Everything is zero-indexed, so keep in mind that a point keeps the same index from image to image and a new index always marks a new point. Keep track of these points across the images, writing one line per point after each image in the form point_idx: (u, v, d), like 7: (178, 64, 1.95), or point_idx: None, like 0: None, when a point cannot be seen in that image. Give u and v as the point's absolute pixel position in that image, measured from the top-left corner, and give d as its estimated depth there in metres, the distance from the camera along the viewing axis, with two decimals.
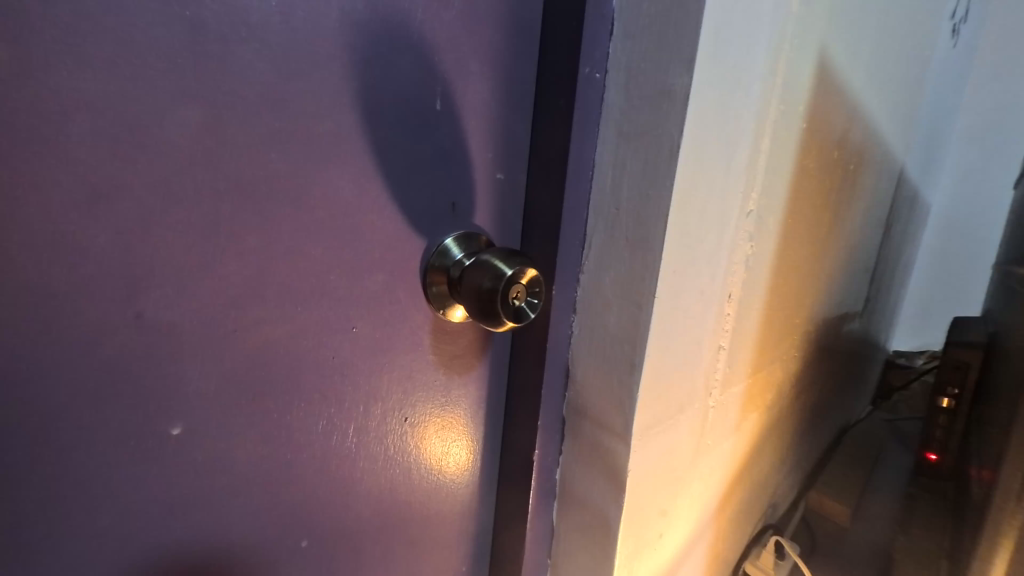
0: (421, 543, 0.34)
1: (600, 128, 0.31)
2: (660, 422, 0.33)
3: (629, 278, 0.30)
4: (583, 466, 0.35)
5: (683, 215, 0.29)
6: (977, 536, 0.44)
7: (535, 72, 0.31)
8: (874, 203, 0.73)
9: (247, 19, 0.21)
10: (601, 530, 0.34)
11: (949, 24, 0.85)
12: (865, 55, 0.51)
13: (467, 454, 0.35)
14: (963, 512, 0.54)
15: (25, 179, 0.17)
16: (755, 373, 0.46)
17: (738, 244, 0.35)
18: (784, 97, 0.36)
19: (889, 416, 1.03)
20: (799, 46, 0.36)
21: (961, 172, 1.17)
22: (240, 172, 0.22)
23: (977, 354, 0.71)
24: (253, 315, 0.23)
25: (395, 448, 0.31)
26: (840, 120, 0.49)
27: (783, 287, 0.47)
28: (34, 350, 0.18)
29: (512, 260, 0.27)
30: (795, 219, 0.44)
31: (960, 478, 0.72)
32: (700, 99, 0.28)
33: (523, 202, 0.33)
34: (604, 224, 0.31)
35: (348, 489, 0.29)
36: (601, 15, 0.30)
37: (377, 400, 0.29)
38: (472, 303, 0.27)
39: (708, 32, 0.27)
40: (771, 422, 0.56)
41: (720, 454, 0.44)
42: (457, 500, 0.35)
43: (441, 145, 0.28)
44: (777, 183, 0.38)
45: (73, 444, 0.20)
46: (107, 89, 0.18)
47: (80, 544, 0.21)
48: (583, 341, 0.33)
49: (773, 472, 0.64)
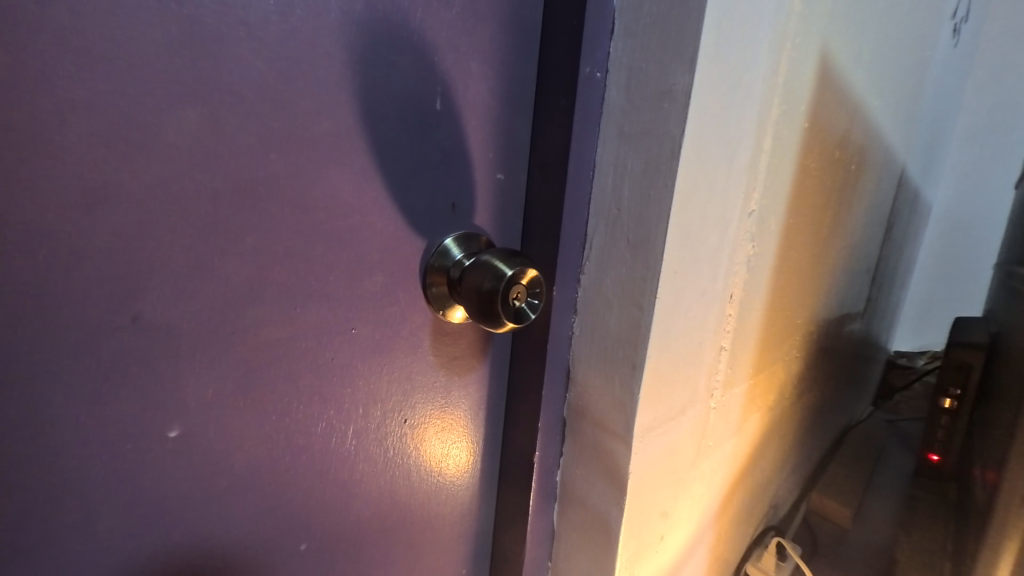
0: (421, 545, 0.34)
1: (601, 128, 0.31)
2: (662, 423, 0.33)
3: (630, 278, 0.30)
4: (584, 468, 0.35)
5: (684, 216, 0.29)
6: (981, 538, 0.44)
7: (535, 72, 0.31)
8: (876, 203, 0.72)
9: (245, 18, 0.21)
10: (602, 532, 0.34)
11: (950, 24, 0.84)
12: (866, 55, 0.50)
13: (468, 455, 0.35)
14: (966, 513, 0.54)
15: (20, 179, 0.17)
16: (757, 374, 0.46)
17: (740, 244, 0.35)
18: (786, 96, 0.36)
19: (891, 417, 1.03)
20: (801, 45, 0.36)
21: (961, 172, 1.17)
22: (238, 172, 0.21)
23: (979, 354, 0.70)
24: (252, 316, 0.23)
25: (394, 450, 0.31)
26: (842, 120, 0.49)
27: (785, 288, 0.47)
28: (29, 352, 0.18)
29: (512, 260, 0.27)
30: (796, 219, 0.44)
31: (963, 479, 0.72)
32: (702, 98, 0.27)
33: (523, 202, 0.33)
34: (605, 224, 0.31)
35: (348, 491, 0.29)
36: (601, 14, 0.29)
37: (376, 401, 0.29)
38: (472, 304, 0.27)
39: (710, 30, 0.26)
40: (773, 423, 0.55)
41: (721, 456, 0.44)
42: (456, 502, 0.35)
43: (441, 146, 0.28)
44: (779, 183, 0.38)
45: (70, 447, 0.20)
46: (103, 88, 0.18)
47: (76, 547, 0.21)
48: (584, 342, 0.33)
49: (775, 474, 0.64)
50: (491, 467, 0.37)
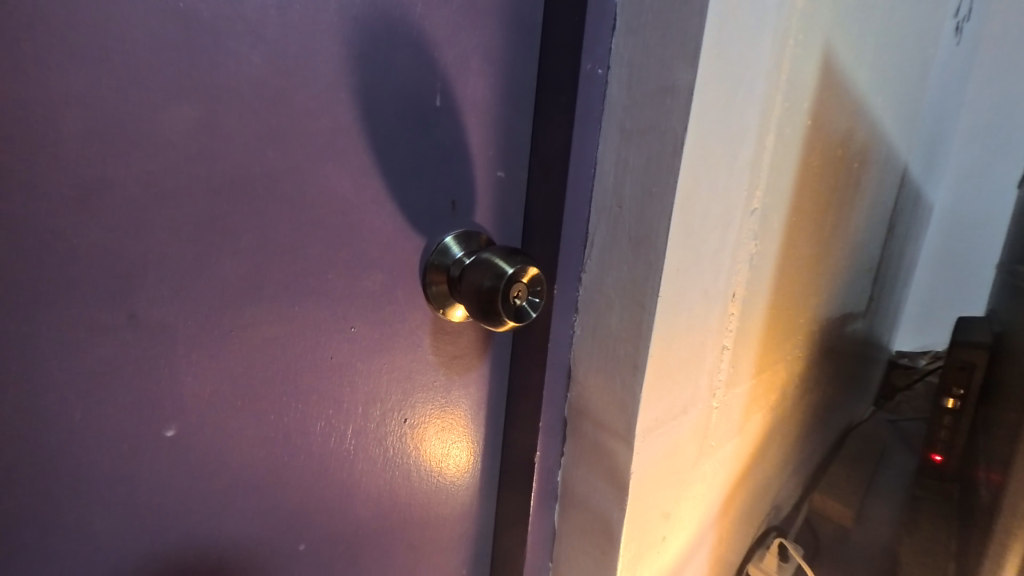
0: (421, 546, 0.34)
1: (602, 125, 0.31)
2: (663, 423, 0.33)
3: (632, 277, 0.30)
4: (585, 468, 0.34)
5: (687, 213, 0.28)
6: (986, 540, 0.44)
7: (536, 69, 0.30)
8: (878, 202, 0.72)
9: (243, 13, 0.20)
10: (603, 533, 0.34)
11: (952, 23, 0.84)
12: (869, 52, 0.50)
13: (468, 455, 0.35)
14: (971, 514, 0.53)
15: (14, 176, 0.17)
16: (759, 373, 0.45)
17: (743, 242, 0.35)
18: (789, 93, 0.36)
19: (892, 417, 1.02)
20: (804, 41, 0.36)
21: (964, 172, 1.16)
22: (235, 170, 0.21)
23: (982, 354, 0.70)
24: (250, 315, 0.23)
25: (394, 450, 0.30)
26: (845, 118, 0.49)
27: (788, 287, 0.47)
28: (23, 351, 0.18)
29: (512, 258, 0.27)
30: (799, 217, 0.44)
31: (966, 480, 0.71)
32: (704, 95, 0.27)
33: (523, 201, 0.32)
34: (606, 222, 0.31)
35: (347, 492, 0.29)
36: (602, 10, 0.29)
37: (376, 401, 0.29)
38: (472, 302, 0.27)
39: (712, 26, 0.26)
40: (775, 423, 0.55)
41: (723, 455, 0.43)
42: (456, 502, 0.35)
43: (440, 143, 0.28)
44: (782, 180, 0.38)
45: (65, 447, 0.19)
46: (99, 83, 0.18)
47: (71, 549, 0.20)
48: (585, 341, 0.33)
49: (777, 474, 0.64)
50: (492, 468, 0.36)
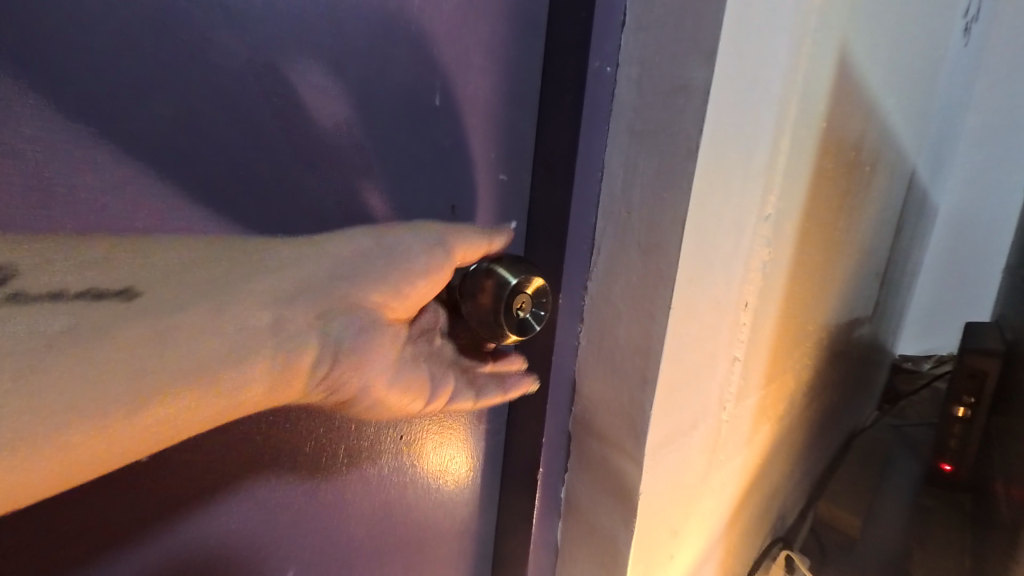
0: (417, 565, 0.32)
1: (610, 125, 0.29)
2: (673, 438, 0.31)
3: (641, 286, 0.28)
4: (589, 484, 0.33)
5: (700, 220, 0.27)
6: (1008, 559, 0.42)
7: (541, 68, 0.29)
8: (887, 205, 0.70)
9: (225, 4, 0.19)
10: (609, 552, 0.32)
11: (962, 24, 0.82)
12: (883, 52, 0.48)
13: (467, 469, 0.33)
14: (988, 529, 0.51)
15: None
16: (768, 383, 0.44)
17: (756, 249, 0.33)
18: (805, 93, 0.34)
19: (896, 421, 1.01)
20: (821, 40, 0.34)
21: (969, 176, 1.15)
22: None
23: (993, 362, 0.68)
24: None
25: (389, 467, 0.29)
26: (858, 119, 0.47)
27: (798, 293, 0.45)
28: None
29: (517, 268, 0.25)
30: (811, 223, 0.42)
31: (977, 489, 0.70)
32: (720, 94, 0.26)
33: (527, 205, 0.31)
34: (615, 227, 0.29)
35: (340, 511, 0.27)
36: (611, 4, 0.28)
37: (370, 418, 0.27)
38: (473, 314, 0.26)
39: (731, 21, 0.25)
40: (782, 433, 0.54)
41: (732, 469, 0.42)
42: (456, 517, 0.33)
43: (440, 145, 0.26)
44: (796, 184, 0.36)
45: None
46: None
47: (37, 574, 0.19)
48: (591, 352, 0.31)
49: (783, 483, 0.62)
50: (493, 480, 0.35)
